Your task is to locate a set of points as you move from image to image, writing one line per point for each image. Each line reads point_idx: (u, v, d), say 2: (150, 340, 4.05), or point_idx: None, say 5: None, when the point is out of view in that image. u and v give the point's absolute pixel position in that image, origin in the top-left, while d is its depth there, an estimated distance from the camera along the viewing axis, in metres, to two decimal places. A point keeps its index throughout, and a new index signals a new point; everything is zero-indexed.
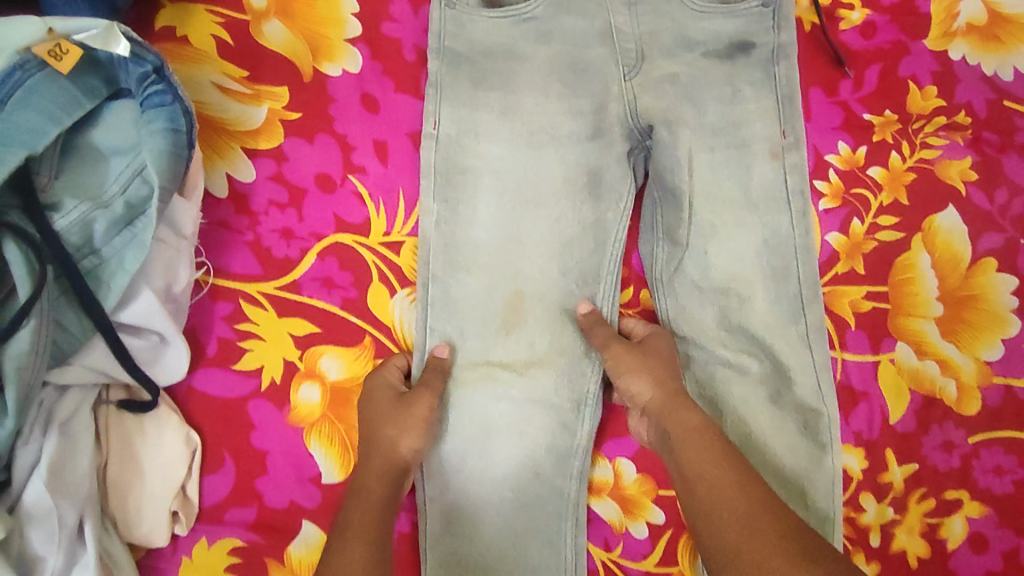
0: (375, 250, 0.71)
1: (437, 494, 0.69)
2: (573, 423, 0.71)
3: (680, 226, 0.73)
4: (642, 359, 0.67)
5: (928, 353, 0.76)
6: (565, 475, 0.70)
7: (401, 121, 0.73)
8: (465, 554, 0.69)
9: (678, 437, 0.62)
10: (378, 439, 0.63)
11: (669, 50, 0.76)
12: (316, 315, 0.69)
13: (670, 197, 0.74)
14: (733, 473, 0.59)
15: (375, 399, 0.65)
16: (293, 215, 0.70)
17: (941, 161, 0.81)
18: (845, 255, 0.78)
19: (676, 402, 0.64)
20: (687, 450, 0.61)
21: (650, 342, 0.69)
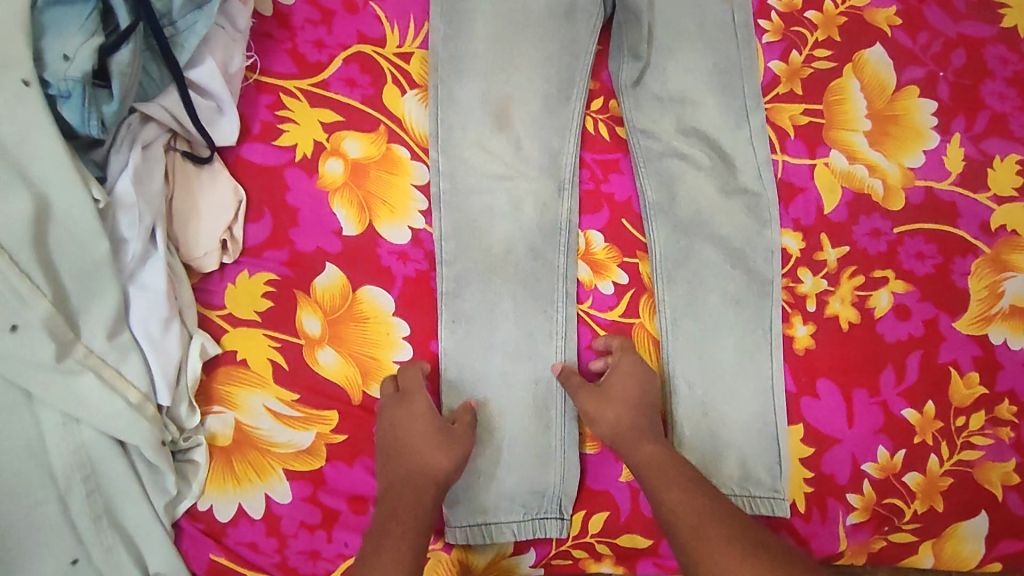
0: (390, 59, 0.86)
1: (449, 261, 0.81)
2: (557, 203, 0.84)
3: (641, 42, 0.87)
4: (609, 407, 0.74)
5: (858, 159, 0.89)
6: (557, 248, 0.83)
7: None
8: (470, 313, 0.80)
9: (642, 463, 0.71)
10: (426, 457, 0.68)
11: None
12: (341, 108, 0.84)
13: (633, 20, 0.88)
14: (696, 498, 0.67)
15: (416, 432, 0.70)
16: (324, 30, 0.86)
17: (869, 9, 0.95)
18: (785, 79, 0.92)
19: (636, 438, 0.72)
20: (653, 476, 0.70)
21: (616, 389, 0.75)
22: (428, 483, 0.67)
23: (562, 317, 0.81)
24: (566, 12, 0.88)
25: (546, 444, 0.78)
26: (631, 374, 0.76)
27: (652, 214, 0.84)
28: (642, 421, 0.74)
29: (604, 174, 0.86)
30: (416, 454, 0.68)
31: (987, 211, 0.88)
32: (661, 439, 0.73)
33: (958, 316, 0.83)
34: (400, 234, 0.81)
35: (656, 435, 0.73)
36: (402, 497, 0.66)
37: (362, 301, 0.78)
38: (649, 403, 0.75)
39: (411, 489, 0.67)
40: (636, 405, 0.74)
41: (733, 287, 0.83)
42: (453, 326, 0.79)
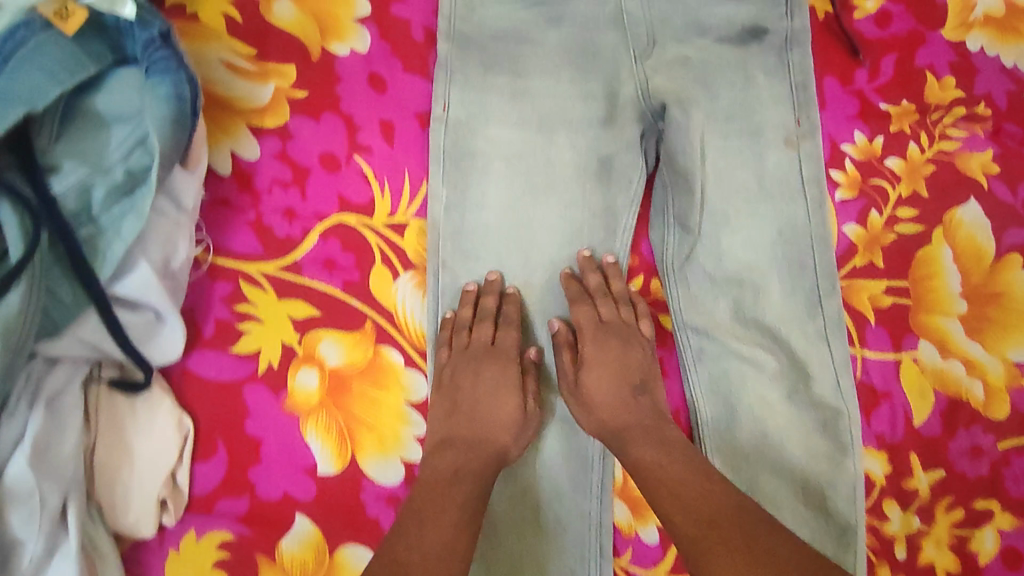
0: (379, 232, 0.68)
1: None
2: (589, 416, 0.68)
3: (691, 212, 0.71)
4: (591, 412, 0.64)
5: (952, 352, 0.73)
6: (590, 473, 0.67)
7: (407, 103, 0.72)
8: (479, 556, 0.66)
9: (635, 453, 0.60)
10: (495, 429, 0.62)
11: (679, 32, 0.74)
12: (318, 298, 0.67)
13: (681, 181, 0.72)
14: (695, 500, 0.55)
15: (496, 408, 0.63)
16: (296, 194, 0.68)
17: (961, 153, 0.78)
18: (862, 248, 0.75)
19: (625, 437, 0.61)
20: (646, 470, 0.59)
21: (592, 394, 0.64)
22: (490, 458, 0.61)
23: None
24: (599, 170, 0.71)
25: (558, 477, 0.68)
26: (602, 363, 0.65)
27: (705, 434, 0.69)
28: (631, 412, 0.63)
29: None
30: (489, 424, 0.63)
31: None
32: (659, 427, 0.62)
33: None
34: (390, 472, 0.64)
35: (652, 423, 0.62)
36: (440, 490, 0.57)
37: (342, 568, 0.61)
38: (635, 385, 0.64)
39: (462, 465, 0.60)
40: (618, 397, 0.63)
41: (806, 530, 0.67)
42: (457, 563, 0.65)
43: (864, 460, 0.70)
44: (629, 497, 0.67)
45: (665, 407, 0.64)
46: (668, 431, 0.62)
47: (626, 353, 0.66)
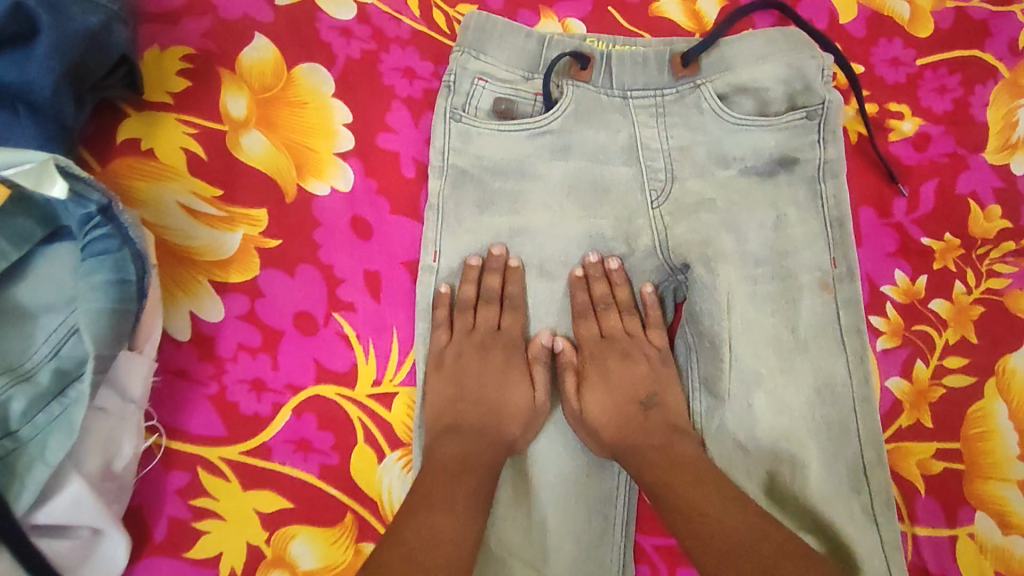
0: (361, 404, 0.59)
1: None
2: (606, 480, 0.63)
3: (720, 377, 0.65)
4: (598, 437, 0.61)
5: (1014, 527, 0.63)
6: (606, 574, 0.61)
7: (397, 248, 0.64)
8: None
9: (638, 457, 0.59)
10: (505, 414, 0.60)
11: (698, 163, 0.68)
12: (290, 487, 0.57)
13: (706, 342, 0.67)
14: (711, 524, 0.52)
15: (510, 393, 0.61)
16: (267, 362, 0.59)
17: (1012, 292, 0.70)
18: (909, 405, 0.67)
19: (637, 452, 0.59)
20: (649, 466, 0.57)
21: (593, 415, 0.62)
22: (497, 443, 0.58)
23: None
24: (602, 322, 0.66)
25: (561, 469, 0.63)
26: (606, 386, 0.63)
27: None
28: (646, 427, 0.61)
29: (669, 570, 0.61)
30: (494, 404, 0.60)
31: None
32: (675, 441, 0.60)
33: None
34: None
35: (668, 438, 0.60)
36: (452, 476, 0.54)
37: None
38: (643, 399, 0.63)
39: (476, 452, 0.56)
40: (625, 411, 0.62)
41: None
42: None
43: None
44: None
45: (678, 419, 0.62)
46: (683, 446, 0.59)
47: (628, 368, 0.64)
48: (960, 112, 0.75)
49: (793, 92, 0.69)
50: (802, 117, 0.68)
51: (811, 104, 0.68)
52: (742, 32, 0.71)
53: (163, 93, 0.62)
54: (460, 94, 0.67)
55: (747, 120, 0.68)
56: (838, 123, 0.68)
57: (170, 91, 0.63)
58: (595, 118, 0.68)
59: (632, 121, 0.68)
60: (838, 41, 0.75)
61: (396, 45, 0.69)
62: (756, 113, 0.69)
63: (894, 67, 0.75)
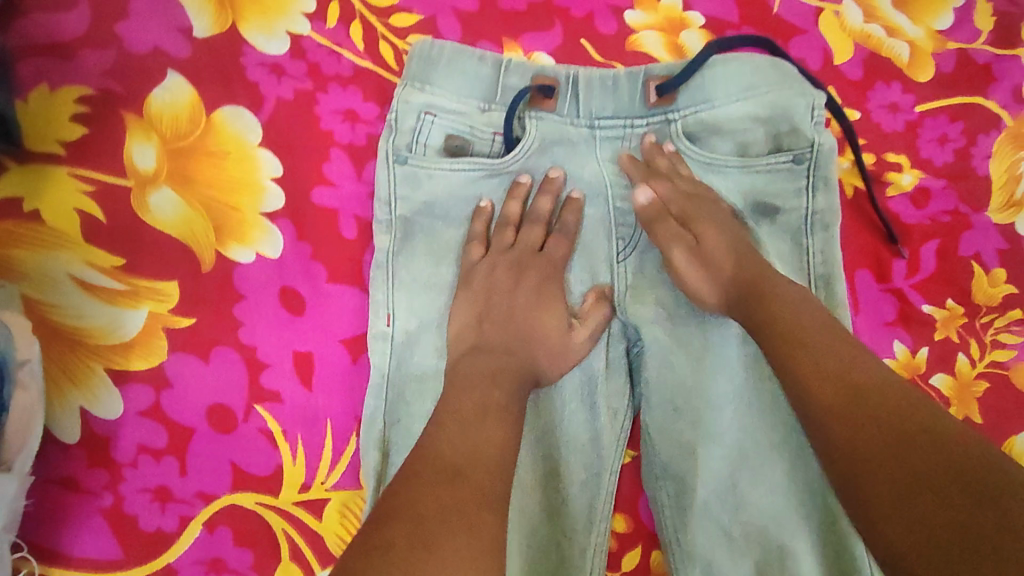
0: (289, 514, 0.50)
1: None
2: (577, 573, 0.53)
3: (680, 456, 0.56)
4: (711, 270, 0.54)
5: None
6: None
7: (333, 323, 0.54)
8: None
9: (748, 296, 0.51)
10: (536, 342, 0.53)
11: (701, 197, 0.58)
12: None
13: (671, 411, 0.56)
14: (814, 350, 0.45)
15: (545, 318, 0.54)
16: (173, 467, 0.49)
17: (1017, 364, 0.65)
18: None
19: (758, 292, 0.50)
20: (772, 308, 0.48)
21: (709, 246, 0.55)
22: (524, 370, 0.51)
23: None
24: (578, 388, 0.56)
25: (524, 506, 0.53)
26: (719, 226, 0.56)
27: None
28: (768, 276, 0.51)
29: None
30: (526, 332, 0.53)
31: None
32: (800, 299, 0.49)
33: None
34: None
35: (794, 295, 0.49)
36: (458, 438, 0.44)
37: None
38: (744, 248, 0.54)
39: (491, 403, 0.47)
40: (733, 249, 0.54)
41: None
42: None
43: None
44: None
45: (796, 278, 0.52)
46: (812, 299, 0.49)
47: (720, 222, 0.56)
48: (962, 164, 0.70)
49: (777, 134, 0.61)
50: (789, 160, 0.60)
51: (799, 147, 0.60)
52: (724, 54, 0.63)
53: (52, 143, 0.54)
54: (404, 132, 0.58)
55: (722, 161, 0.62)
56: (832, 168, 0.60)
57: (61, 139, 0.55)
58: (562, 155, 0.61)
59: (598, 157, 0.61)
60: (829, 82, 0.69)
61: (335, 84, 0.60)
62: (735, 155, 0.62)
63: (892, 113, 0.70)
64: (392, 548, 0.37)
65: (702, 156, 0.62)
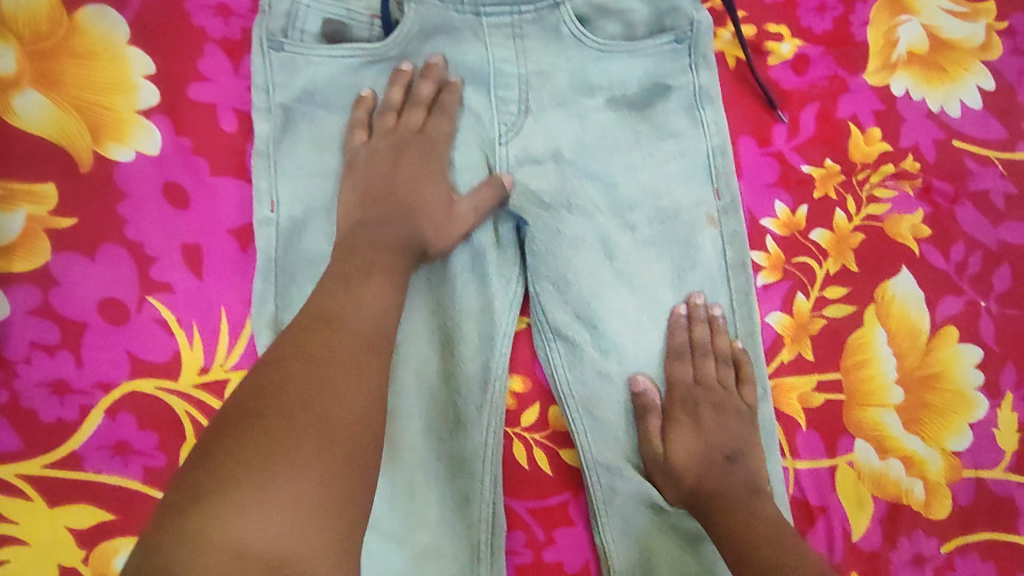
0: (191, 396, 0.52)
1: None
2: (474, 423, 0.56)
3: (572, 323, 0.60)
4: (679, 483, 0.57)
5: (890, 450, 0.65)
6: (474, 501, 0.55)
7: (219, 214, 0.55)
8: None
9: (721, 502, 0.53)
10: (417, 214, 0.55)
11: (703, 377, 0.60)
12: (109, 496, 0.49)
13: (563, 284, 0.60)
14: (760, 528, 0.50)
15: (428, 190, 0.56)
16: (68, 360, 0.50)
17: (890, 216, 0.70)
18: (790, 340, 0.65)
19: (717, 506, 0.53)
20: (732, 523, 0.52)
21: (678, 459, 0.57)
22: (408, 239, 0.53)
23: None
24: (470, 260, 0.59)
25: (421, 368, 0.57)
26: (696, 430, 0.58)
27: None
28: (724, 483, 0.54)
29: (547, 533, 0.57)
30: (408, 201, 0.55)
31: None
32: (748, 503, 0.53)
33: None
34: None
35: (743, 498, 0.53)
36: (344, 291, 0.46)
37: None
38: (727, 451, 0.56)
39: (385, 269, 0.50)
40: (704, 461, 0.56)
41: None
42: None
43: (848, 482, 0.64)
44: None
45: (757, 475, 0.56)
46: (766, 509, 0.52)
47: (722, 422, 0.58)
48: (840, 31, 0.73)
49: (659, 14, 0.63)
50: (670, 41, 0.63)
51: (679, 27, 0.63)
52: None
53: None
54: (278, 17, 0.57)
55: (613, 46, 0.62)
56: (710, 46, 0.64)
57: None
58: (443, 40, 0.60)
59: (485, 42, 0.60)
60: None
61: None
62: (622, 38, 0.63)
63: None
64: (288, 389, 0.40)
65: (595, 40, 0.62)
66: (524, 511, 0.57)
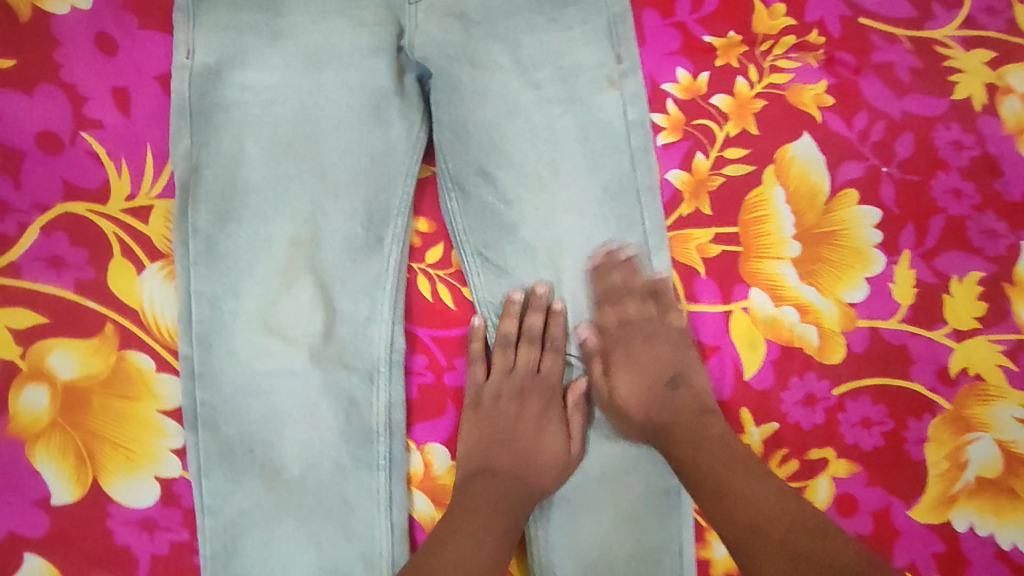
0: (116, 219, 0.57)
1: (216, 503, 0.56)
2: (378, 255, 0.60)
3: (472, 173, 0.63)
4: (628, 420, 0.61)
5: (785, 298, 0.69)
6: (373, 324, 0.59)
7: (145, 62, 0.60)
8: (249, 566, 0.56)
9: (676, 431, 0.58)
10: (329, 67, 0.61)
11: (626, 311, 0.63)
12: (44, 303, 0.56)
13: (462, 136, 0.63)
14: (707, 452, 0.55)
15: (338, 42, 0.61)
16: (8, 183, 0.56)
17: (794, 85, 0.73)
18: (689, 196, 0.69)
19: (670, 437, 0.58)
20: (684, 446, 0.56)
21: (622, 398, 0.61)
22: None
23: (387, 565, 0.57)
24: (377, 105, 0.61)
25: (328, 206, 0.59)
26: (632, 365, 0.62)
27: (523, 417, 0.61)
28: (671, 412, 0.59)
29: (447, 359, 0.62)
30: (318, 53, 0.61)
31: (946, 351, 0.71)
32: (699, 429, 0.57)
33: (912, 503, 0.68)
34: (141, 494, 0.55)
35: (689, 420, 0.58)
36: None
37: None
38: (668, 379, 0.61)
39: None
40: (649, 393, 0.60)
41: (628, 500, 0.61)
42: (230, 557, 0.55)
43: (743, 328, 0.68)
44: (431, 488, 0.60)
45: (704, 396, 0.60)
46: (711, 426, 0.57)
47: (652, 350, 0.62)
48: None
49: None
50: None
51: None
52: None
53: None
54: None
55: None
56: None
57: None
58: None
59: None
60: None
61: None
62: None
63: None
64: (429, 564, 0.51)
65: None
66: (427, 338, 0.62)
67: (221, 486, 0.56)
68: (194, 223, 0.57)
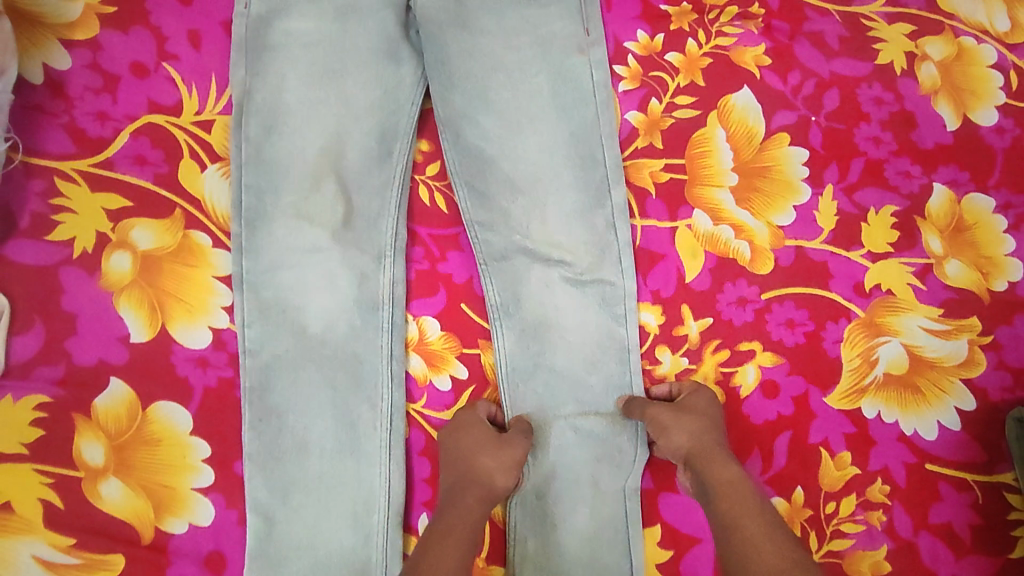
0: (187, 130, 0.74)
1: (255, 348, 0.71)
2: (388, 164, 0.76)
3: (463, 112, 0.78)
4: (669, 434, 0.71)
5: (723, 219, 0.83)
6: (383, 217, 0.75)
7: (214, 12, 0.77)
8: (277, 401, 0.70)
9: (707, 469, 0.69)
10: (354, 18, 0.77)
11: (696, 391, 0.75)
12: (129, 190, 0.72)
13: (456, 87, 0.79)
14: (734, 499, 0.66)
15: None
16: (108, 99, 0.74)
17: (736, 48, 0.88)
18: (644, 132, 0.84)
19: (701, 469, 0.69)
20: (709, 473, 0.68)
21: (673, 415, 0.73)
22: None
23: (387, 406, 0.72)
24: (391, 50, 0.78)
25: (350, 127, 0.75)
26: (690, 410, 0.73)
27: (494, 311, 0.76)
28: (708, 452, 0.70)
29: (440, 251, 0.78)
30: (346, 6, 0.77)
31: (862, 269, 0.84)
32: (728, 478, 0.68)
33: (829, 390, 0.81)
34: (198, 337, 0.71)
35: (722, 471, 0.68)
36: None
37: (152, 419, 0.68)
38: (718, 431, 0.72)
39: None
40: (700, 424, 0.72)
41: (586, 395, 0.77)
42: (261, 392, 0.70)
43: (685, 242, 0.82)
44: (424, 351, 0.75)
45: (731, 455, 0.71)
46: (737, 475, 0.68)
47: (708, 406, 0.74)
48: None
49: None
50: None
51: None
52: None
53: None
54: None
55: None
56: None
57: None
58: None
59: None
60: None
61: None
62: None
63: None
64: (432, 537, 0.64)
65: None
66: (424, 232, 0.78)
67: (257, 335, 0.71)
68: (245, 134, 0.73)
